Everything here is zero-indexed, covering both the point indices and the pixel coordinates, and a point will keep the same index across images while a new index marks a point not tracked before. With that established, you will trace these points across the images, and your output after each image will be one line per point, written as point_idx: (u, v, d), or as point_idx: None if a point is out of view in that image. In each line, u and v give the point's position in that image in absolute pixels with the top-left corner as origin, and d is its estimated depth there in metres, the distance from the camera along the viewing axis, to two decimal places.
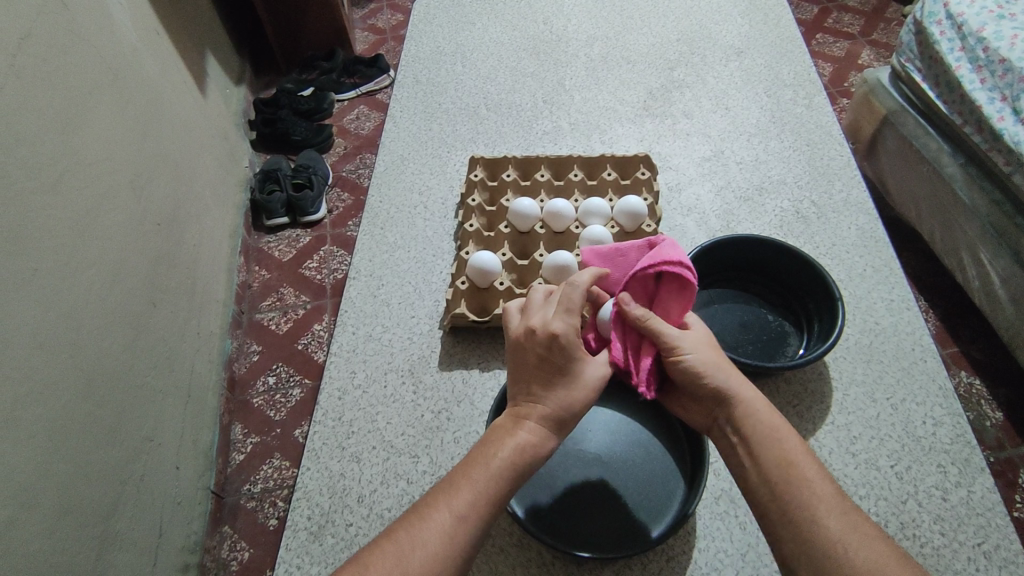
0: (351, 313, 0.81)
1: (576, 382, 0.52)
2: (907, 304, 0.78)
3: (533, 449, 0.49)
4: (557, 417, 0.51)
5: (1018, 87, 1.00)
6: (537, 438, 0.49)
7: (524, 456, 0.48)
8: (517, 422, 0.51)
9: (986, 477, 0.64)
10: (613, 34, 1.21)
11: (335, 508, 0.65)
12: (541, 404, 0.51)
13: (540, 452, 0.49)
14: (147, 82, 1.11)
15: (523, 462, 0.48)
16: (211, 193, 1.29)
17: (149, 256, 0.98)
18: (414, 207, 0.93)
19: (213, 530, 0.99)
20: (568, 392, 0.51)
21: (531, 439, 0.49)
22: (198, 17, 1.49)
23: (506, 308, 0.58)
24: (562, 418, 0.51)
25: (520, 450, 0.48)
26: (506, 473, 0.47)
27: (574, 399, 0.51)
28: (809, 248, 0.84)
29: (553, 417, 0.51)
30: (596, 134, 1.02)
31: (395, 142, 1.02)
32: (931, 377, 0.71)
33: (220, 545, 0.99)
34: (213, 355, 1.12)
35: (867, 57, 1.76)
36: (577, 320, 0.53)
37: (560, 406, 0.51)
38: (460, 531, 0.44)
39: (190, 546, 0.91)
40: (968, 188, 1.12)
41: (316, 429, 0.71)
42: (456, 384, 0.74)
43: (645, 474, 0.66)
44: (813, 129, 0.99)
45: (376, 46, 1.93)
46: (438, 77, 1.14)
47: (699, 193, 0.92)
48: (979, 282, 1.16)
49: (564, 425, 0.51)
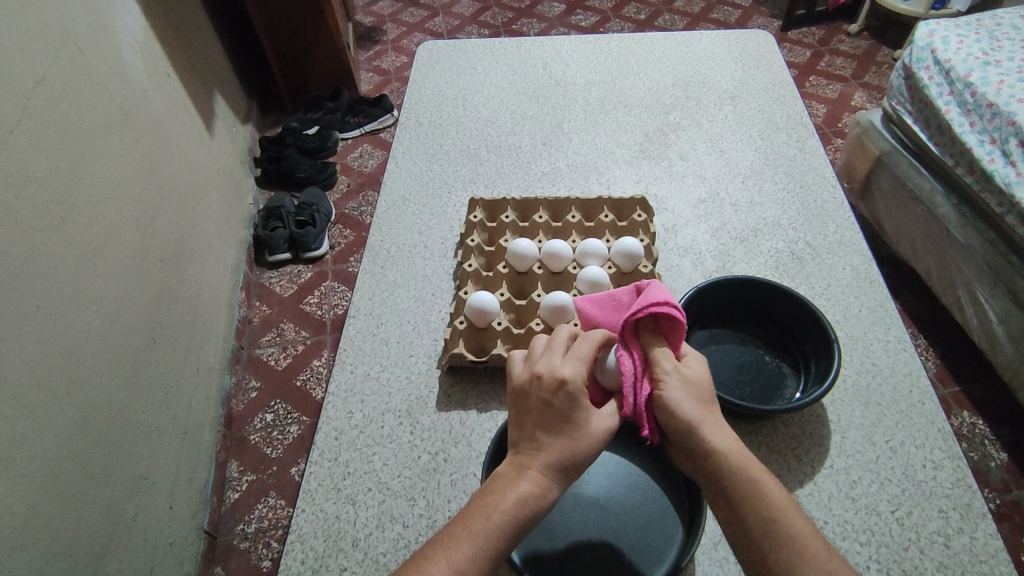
0: (350, 352, 0.81)
1: (580, 427, 0.51)
2: (903, 345, 0.78)
3: (534, 499, 0.48)
4: (562, 467, 0.50)
5: (1007, 130, 1.02)
6: (539, 488, 0.49)
7: (524, 506, 0.48)
8: (520, 469, 0.50)
9: (988, 522, 0.63)
10: (610, 78, 1.25)
11: (329, 552, 0.64)
12: (545, 449, 0.50)
13: (540, 503, 0.49)
14: (156, 122, 1.14)
15: (522, 510, 0.48)
16: (214, 230, 1.30)
17: (151, 293, 0.99)
18: (415, 247, 0.94)
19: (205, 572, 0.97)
20: (572, 439, 0.51)
21: (532, 487, 0.48)
22: (207, 59, 1.54)
23: (510, 355, 0.58)
24: (566, 468, 0.50)
25: (520, 500, 0.48)
26: (502, 520, 0.47)
27: (578, 449, 0.51)
28: (804, 288, 0.85)
29: (558, 467, 0.50)
30: (594, 175, 1.04)
31: (397, 183, 1.04)
32: (929, 420, 0.71)
33: None
34: (211, 392, 1.12)
35: (860, 99, 1.80)
36: (585, 370, 0.54)
37: (564, 453, 0.50)
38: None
39: None
40: (961, 228, 1.14)
41: (312, 469, 0.71)
42: (453, 424, 0.74)
43: (644, 518, 0.66)
44: (807, 171, 1.01)
45: (380, 87, 1.98)
46: (440, 119, 1.17)
47: (695, 233, 0.93)
48: (977, 321, 1.16)
49: (566, 474, 0.50)
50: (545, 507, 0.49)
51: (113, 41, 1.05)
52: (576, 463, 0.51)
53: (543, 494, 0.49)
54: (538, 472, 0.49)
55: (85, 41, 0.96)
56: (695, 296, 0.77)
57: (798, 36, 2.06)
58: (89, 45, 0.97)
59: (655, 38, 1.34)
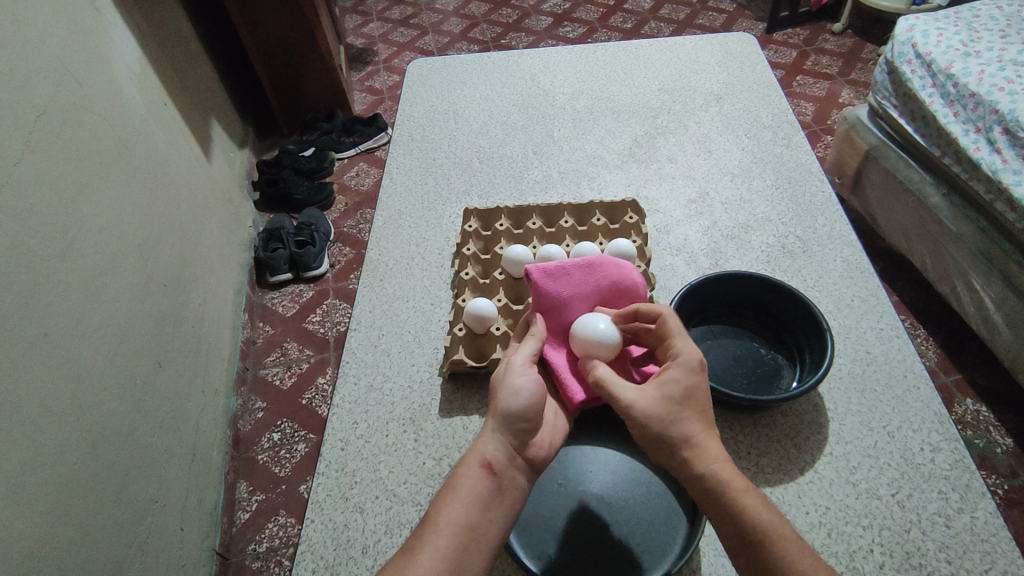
0: (353, 364, 0.83)
1: (503, 395, 0.56)
2: (896, 332, 0.79)
3: (465, 474, 0.52)
4: (497, 438, 0.54)
5: (990, 118, 1.04)
6: (472, 468, 0.53)
7: (455, 488, 0.51)
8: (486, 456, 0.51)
9: (988, 501, 0.64)
10: (597, 86, 1.27)
11: (339, 560, 0.65)
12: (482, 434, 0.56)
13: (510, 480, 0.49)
14: (155, 150, 1.16)
15: (476, 499, 0.51)
16: (215, 253, 1.33)
17: (155, 316, 1.00)
18: (413, 258, 0.96)
19: None
20: (506, 413, 0.55)
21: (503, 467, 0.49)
22: (203, 86, 1.57)
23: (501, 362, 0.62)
24: (501, 438, 0.54)
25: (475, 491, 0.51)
26: (461, 515, 0.49)
27: (506, 419, 0.55)
28: (796, 281, 0.86)
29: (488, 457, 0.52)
30: (585, 181, 1.06)
31: (392, 197, 1.06)
32: (925, 405, 0.72)
33: None
34: (216, 413, 1.14)
35: (847, 95, 1.83)
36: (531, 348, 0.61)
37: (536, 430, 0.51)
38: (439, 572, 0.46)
39: None
40: (953, 217, 1.15)
41: (319, 480, 0.72)
42: (456, 429, 0.75)
43: (647, 513, 0.66)
44: (794, 167, 1.03)
45: (374, 106, 2.01)
46: (433, 134, 1.19)
47: (687, 233, 0.95)
48: (974, 307, 1.17)
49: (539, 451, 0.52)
50: (482, 477, 0.52)
51: (111, 73, 1.08)
52: (513, 433, 0.55)
53: (476, 476, 0.52)
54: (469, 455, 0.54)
55: (84, 75, 0.99)
56: (690, 291, 0.78)
57: (783, 38, 2.10)
58: (87, 78, 0.99)
59: (640, 45, 1.36)
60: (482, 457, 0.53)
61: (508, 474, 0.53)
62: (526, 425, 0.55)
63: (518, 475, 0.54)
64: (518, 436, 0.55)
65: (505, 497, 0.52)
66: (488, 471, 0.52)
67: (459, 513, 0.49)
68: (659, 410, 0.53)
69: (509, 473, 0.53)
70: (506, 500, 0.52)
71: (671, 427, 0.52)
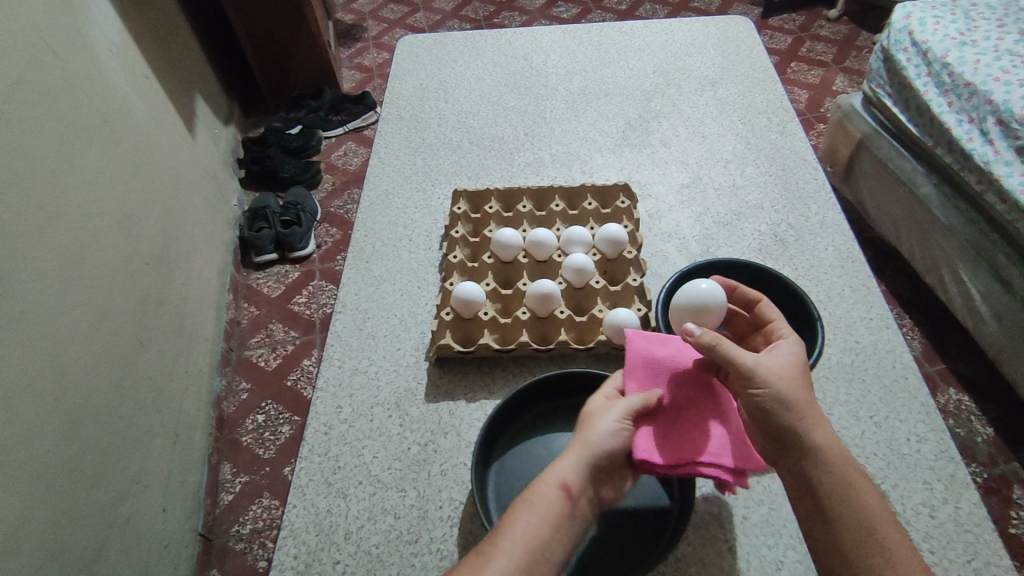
0: (338, 347, 0.81)
1: (594, 427, 0.55)
2: (886, 322, 0.79)
3: (545, 495, 0.50)
4: (578, 463, 0.52)
5: (984, 109, 1.04)
6: (551, 487, 0.50)
7: (536, 509, 0.49)
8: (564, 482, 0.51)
9: (972, 492, 0.64)
10: (591, 67, 1.25)
11: (321, 546, 0.65)
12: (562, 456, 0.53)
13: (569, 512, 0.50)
14: (137, 125, 1.13)
15: (551, 518, 0.49)
16: (199, 231, 1.29)
17: (138, 295, 0.98)
18: (400, 240, 0.94)
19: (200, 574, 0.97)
20: (594, 439, 0.53)
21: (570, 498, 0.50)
22: (186, 59, 1.52)
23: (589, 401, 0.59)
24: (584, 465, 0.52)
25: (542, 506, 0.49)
26: (530, 532, 0.48)
27: (595, 447, 0.53)
28: (787, 269, 0.85)
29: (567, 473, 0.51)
30: (577, 164, 1.04)
31: (380, 177, 1.04)
32: (912, 395, 0.72)
33: None
34: (201, 394, 1.12)
35: (841, 83, 1.81)
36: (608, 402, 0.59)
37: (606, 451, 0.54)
38: None
39: None
40: (944, 208, 1.15)
41: (302, 464, 0.71)
42: (442, 414, 0.74)
43: (634, 501, 0.66)
44: (788, 154, 1.01)
45: (363, 84, 1.97)
46: (422, 113, 1.17)
47: (679, 219, 0.93)
48: (961, 298, 1.17)
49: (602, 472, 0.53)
50: (561, 500, 0.50)
51: (91, 42, 1.04)
52: (594, 464, 0.53)
53: (555, 496, 0.50)
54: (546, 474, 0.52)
55: (62, 43, 0.95)
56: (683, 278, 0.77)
57: (779, 23, 2.07)
58: (65, 46, 0.96)
59: (635, 26, 1.34)
60: (563, 479, 0.51)
61: (582, 504, 0.51)
62: (607, 464, 0.54)
63: (586, 508, 0.52)
64: (599, 468, 0.53)
65: (572, 525, 0.50)
66: (566, 495, 0.50)
67: (526, 532, 0.48)
68: (785, 371, 0.53)
69: (581, 503, 0.51)
70: (572, 528, 0.50)
71: (796, 390, 0.52)
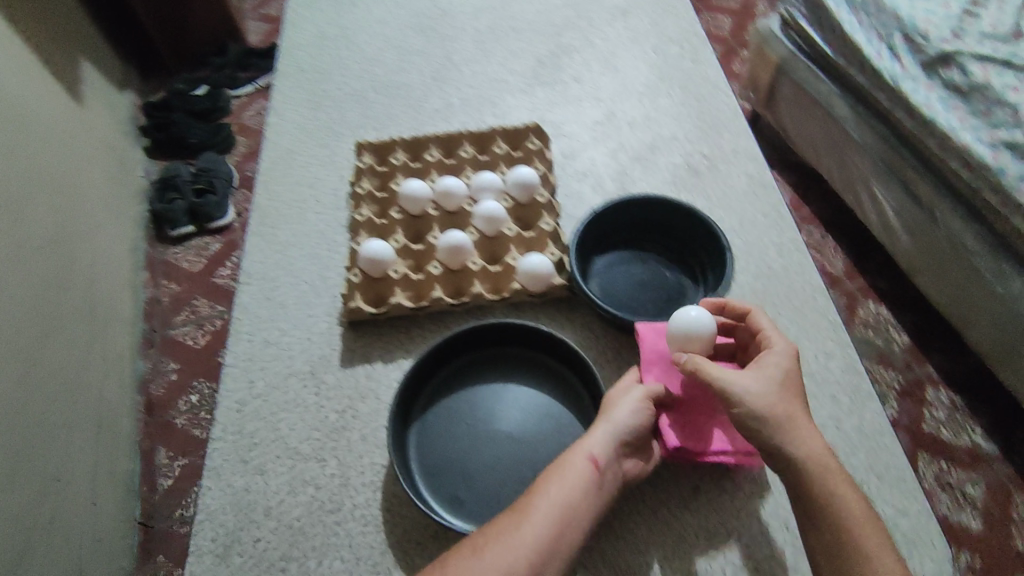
0: (246, 320, 0.77)
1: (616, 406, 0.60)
2: (796, 246, 0.80)
3: (573, 464, 0.56)
4: (606, 438, 0.58)
5: (891, 26, 1.05)
6: (580, 459, 0.56)
7: (564, 476, 0.55)
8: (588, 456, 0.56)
9: (875, 402, 0.67)
10: (500, 2, 1.18)
11: (241, 525, 0.63)
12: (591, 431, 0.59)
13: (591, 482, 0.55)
14: (6, 94, 1.01)
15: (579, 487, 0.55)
16: (101, 208, 1.19)
17: (36, 282, 0.90)
18: (305, 202, 0.88)
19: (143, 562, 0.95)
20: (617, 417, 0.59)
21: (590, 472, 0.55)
22: (61, 16, 1.36)
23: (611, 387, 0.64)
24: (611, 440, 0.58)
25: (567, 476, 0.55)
26: (556, 496, 0.54)
27: (619, 424, 0.59)
28: (702, 201, 0.85)
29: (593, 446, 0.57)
30: (488, 107, 1.00)
31: (280, 135, 0.97)
32: (821, 315, 0.74)
33: None
34: (122, 381, 1.06)
35: (762, 7, 1.80)
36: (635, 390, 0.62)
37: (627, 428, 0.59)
38: (529, 547, 0.51)
39: None
40: (858, 128, 1.16)
41: (215, 445, 0.68)
42: (359, 379, 0.71)
43: (557, 445, 0.66)
44: (701, 83, 1.00)
45: (270, 35, 1.83)
46: (322, 62, 1.09)
47: (594, 157, 0.91)
48: (876, 215, 1.21)
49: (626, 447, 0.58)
50: (587, 471, 0.55)
51: None
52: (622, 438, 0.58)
53: (583, 466, 0.56)
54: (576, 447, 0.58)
55: None
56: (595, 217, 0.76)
57: None
58: None
59: None
60: (590, 451, 0.57)
61: (609, 475, 0.57)
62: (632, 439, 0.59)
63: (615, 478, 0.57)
64: (625, 444, 0.59)
65: (600, 493, 0.56)
66: (594, 466, 0.56)
67: (554, 496, 0.54)
68: (770, 392, 0.55)
69: (610, 473, 0.57)
70: (600, 497, 0.56)
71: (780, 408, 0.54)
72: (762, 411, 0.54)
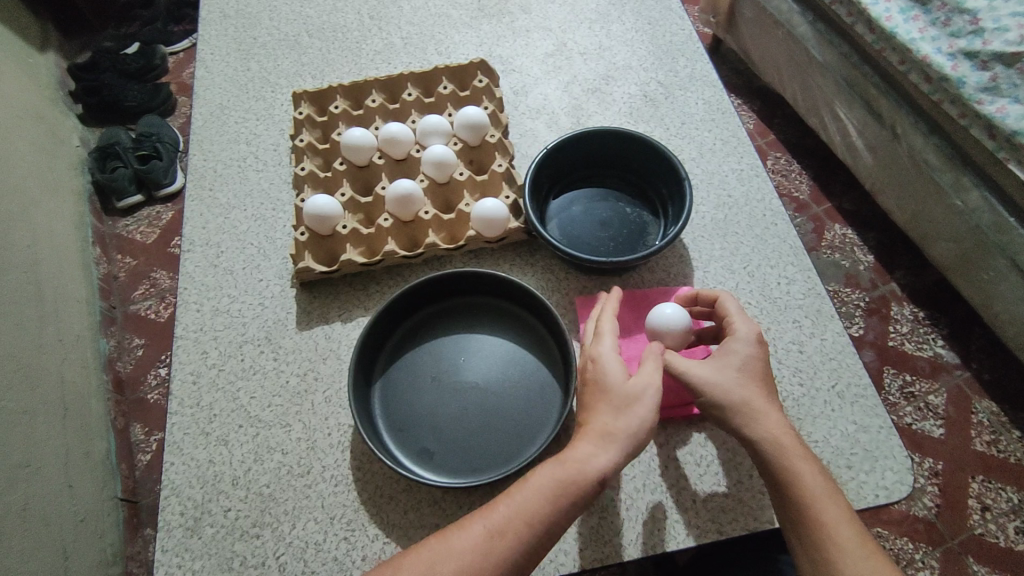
0: (193, 289, 0.74)
1: (626, 401, 0.54)
2: (756, 171, 0.78)
3: (579, 478, 0.51)
4: (619, 455, 0.52)
5: None
6: (589, 473, 0.51)
7: (564, 487, 0.50)
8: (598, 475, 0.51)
9: (836, 322, 0.68)
10: None
11: (209, 497, 0.61)
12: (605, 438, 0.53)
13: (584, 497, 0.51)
14: None
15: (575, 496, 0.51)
16: (37, 181, 1.11)
17: None
18: (244, 159, 0.84)
19: (133, 536, 0.95)
20: (634, 428, 0.53)
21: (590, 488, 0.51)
22: None
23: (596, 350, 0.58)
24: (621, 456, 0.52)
25: (567, 486, 0.51)
26: (546, 506, 0.50)
27: (633, 437, 0.52)
28: (659, 131, 0.82)
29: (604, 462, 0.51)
30: (432, 45, 0.94)
31: (211, 91, 0.91)
32: (782, 240, 0.73)
33: (146, 549, 0.96)
34: (86, 359, 1.03)
35: None
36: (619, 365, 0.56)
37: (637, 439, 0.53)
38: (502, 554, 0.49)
39: (110, 558, 0.88)
40: (820, 46, 1.13)
41: (173, 420, 0.66)
42: (318, 341, 0.69)
43: (524, 391, 0.65)
44: (654, 6, 0.95)
45: None
46: (249, 7, 1.01)
47: (546, 92, 0.87)
48: (839, 135, 1.19)
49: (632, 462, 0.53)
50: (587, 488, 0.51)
51: None
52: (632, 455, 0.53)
53: (587, 478, 0.51)
54: (587, 452, 0.52)
55: None
56: (547, 156, 0.73)
57: None
58: None
59: None
60: (601, 470, 0.51)
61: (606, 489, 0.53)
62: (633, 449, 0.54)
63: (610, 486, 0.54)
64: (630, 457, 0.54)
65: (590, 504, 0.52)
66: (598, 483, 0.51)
67: (546, 498, 0.50)
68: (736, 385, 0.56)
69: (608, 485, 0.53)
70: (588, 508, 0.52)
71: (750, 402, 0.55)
72: (728, 396, 0.55)
